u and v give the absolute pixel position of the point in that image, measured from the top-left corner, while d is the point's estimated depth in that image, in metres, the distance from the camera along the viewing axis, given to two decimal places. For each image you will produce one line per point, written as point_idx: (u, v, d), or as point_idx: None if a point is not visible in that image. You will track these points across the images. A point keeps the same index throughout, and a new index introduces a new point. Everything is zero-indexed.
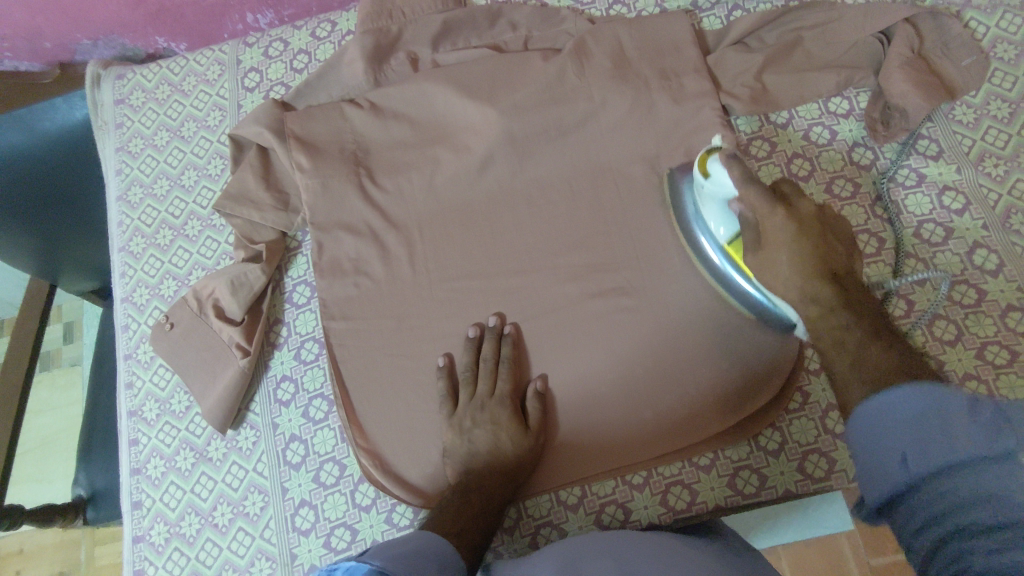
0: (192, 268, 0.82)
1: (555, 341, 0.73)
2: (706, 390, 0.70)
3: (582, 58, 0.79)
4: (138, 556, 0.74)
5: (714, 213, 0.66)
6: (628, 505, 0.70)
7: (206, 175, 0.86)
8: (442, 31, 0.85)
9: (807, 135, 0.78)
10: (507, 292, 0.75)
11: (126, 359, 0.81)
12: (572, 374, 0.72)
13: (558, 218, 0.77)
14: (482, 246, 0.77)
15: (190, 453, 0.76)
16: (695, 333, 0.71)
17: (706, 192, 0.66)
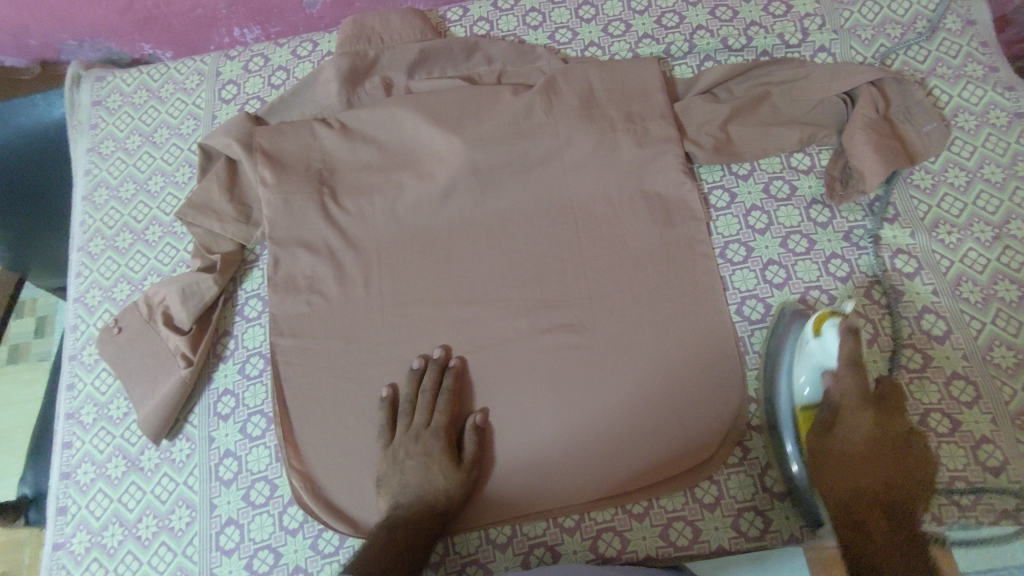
0: (147, 273, 0.82)
1: (500, 375, 0.73)
2: (646, 439, 0.69)
3: (551, 97, 0.81)
4: (56, 564, 0.72)
5: (805, 371, 0.67)
6: (557, 549, 0.69)
7: (172, 182, 0.86)
8: (418, 60, 0.86)
9: (766, 188, 0.79)
10: (457, 323, 0.75)
11: (70, 360, 0.80)
12: (514, 409, 0.71)
13: (514, 253, 0.77)
14: (437, 274, 0.77)
15: (122, 461, 0.75)
16: (641, 377, 0.70)
17: (808, 352, 0.67)
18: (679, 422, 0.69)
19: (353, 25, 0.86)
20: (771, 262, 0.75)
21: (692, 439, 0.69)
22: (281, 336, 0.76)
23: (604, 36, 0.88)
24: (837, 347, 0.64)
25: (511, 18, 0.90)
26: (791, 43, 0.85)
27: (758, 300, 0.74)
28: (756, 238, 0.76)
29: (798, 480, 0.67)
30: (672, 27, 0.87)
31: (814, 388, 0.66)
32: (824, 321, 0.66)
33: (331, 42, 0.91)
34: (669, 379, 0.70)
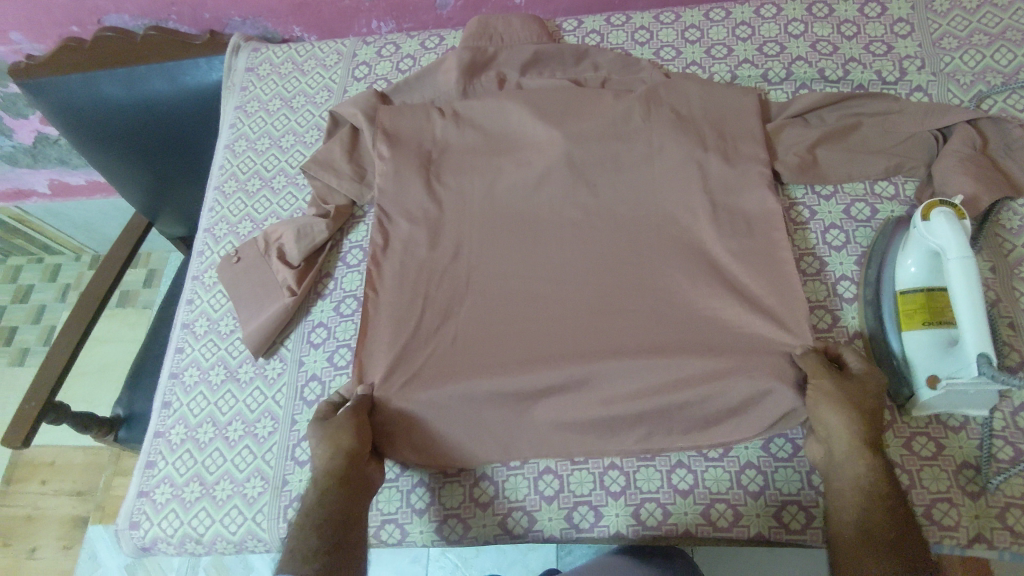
0: (268, 215, 0.93)
1: None
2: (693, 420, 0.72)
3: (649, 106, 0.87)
4: (154, 448, 0.81)
5: (913, 254, 0.69)
6: (599, 510, 0.73)
7: (302, 141, 0.98)
8: (531, 60, 0.94)
9: (847, 210, 0.81)
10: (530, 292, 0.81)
11: (193, 279, 0.91)
12: None
13: (595, 237, 0.83)
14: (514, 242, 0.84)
15: (222, 370, 0.84)
16: None
17: (915, 236, 0.69)
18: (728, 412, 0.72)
19: (478, 23, 0.96)
20: (843, 278, 0.78)
21: (740, 428, 0.71)
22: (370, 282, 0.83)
23: (705, 58, 0.94)
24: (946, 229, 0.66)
25: (621, 34, 0.99)
26: (888, 80, 0.88)
27: (827, 311, 0.76)
28: (832, 255, 0.79)
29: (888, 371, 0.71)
30: (772, 55, 0.93)
31: (919, 268, 0.69)
32: (933, 207, 0.67)
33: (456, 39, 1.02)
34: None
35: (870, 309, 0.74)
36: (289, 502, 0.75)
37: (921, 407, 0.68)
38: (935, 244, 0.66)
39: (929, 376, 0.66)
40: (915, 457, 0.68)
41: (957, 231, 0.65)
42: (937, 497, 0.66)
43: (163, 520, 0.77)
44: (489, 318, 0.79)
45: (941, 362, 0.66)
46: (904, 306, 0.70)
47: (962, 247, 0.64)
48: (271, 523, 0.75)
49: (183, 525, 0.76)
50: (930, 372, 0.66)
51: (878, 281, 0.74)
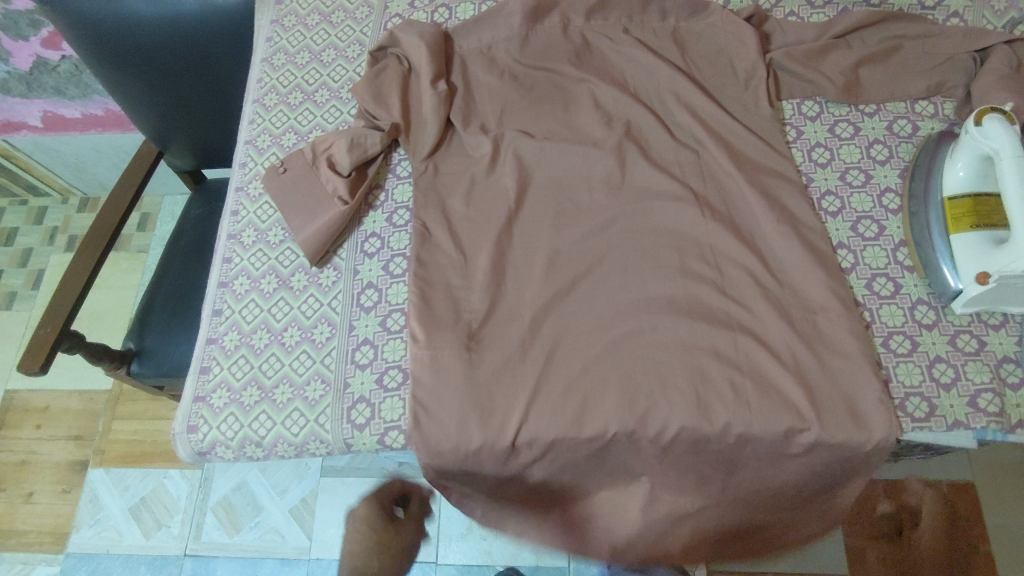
0: (313, 127, 0.92)
1: (626, 253, 0.79)
2: (759, 326, 0.74)
3: (696, 38, 0.90)
4: (207, 355, 0.80)
5: (963, 159, 0.72)
6: None
7: (343, 56, 0.97)
8: (598, 4, 0.91)
9: (890, 126, 0.84)
10: (581, 197, 0.82)
11: (237, 191, 0.90)
12: (635, 284, 0.77)
13: (664, 241, 0.79)
14: (573, 309, 0.77)
15: (274, 279, 0.83)
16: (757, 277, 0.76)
17: (967, 141, 0.72)
18: (786, 307, 0.75)
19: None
20: (887, 190, 0.81)
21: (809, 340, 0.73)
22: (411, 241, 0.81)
23: None
24: (999, 131, 0.69)
25: None
26: (927, 5, 0.90)
27: (873, 221, 0.80)
28: (876, 168, 0.82)
29: (935, 272, 0.73)
30: None
31: (969, 172, 0.72)
32: (986, 114, 0.71)
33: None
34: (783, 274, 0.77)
35: (917, 218, 0.77)
36: (352, 404, 0.75)
37: (965, 303, 0.71)
38: (991, 145, 0.69)
39: (979, 273, 0.69)
40: (959, 353, 0.72)
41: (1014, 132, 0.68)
42: (979, 389, 0.70)
43: (223, 424, 0.76)
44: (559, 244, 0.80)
45: (990, 259, 0.69)
46: (954, 210, 0.73)
47: (1017, 148, 0.67)
48: (335, 424, 0.74)
49: (243, 427, 0.75)
50: (980, 268, 0.69)
51: (923, 190, 0.77)
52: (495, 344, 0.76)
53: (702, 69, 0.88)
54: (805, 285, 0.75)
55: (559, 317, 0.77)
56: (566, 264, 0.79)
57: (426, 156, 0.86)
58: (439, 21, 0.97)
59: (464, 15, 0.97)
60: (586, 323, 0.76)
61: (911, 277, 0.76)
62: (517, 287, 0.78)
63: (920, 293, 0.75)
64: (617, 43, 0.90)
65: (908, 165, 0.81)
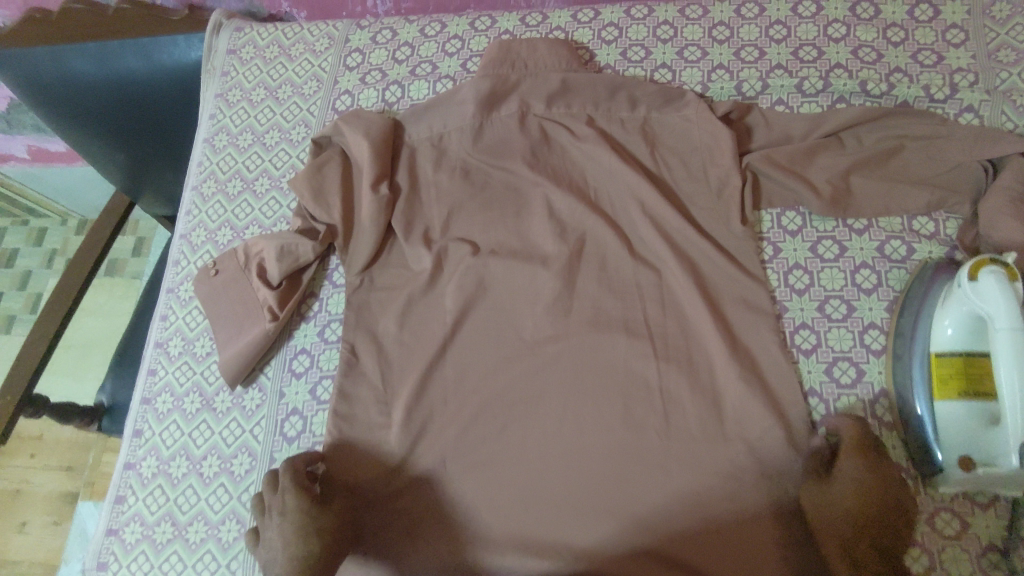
0: (250, 222, 0.86)
1: (568, 376, 0.73)
2: (709, 494, 0.66)
3: (666, 133, 0.80)
4: (124, 482, 0.76)
5: (953, 317, 0.63)
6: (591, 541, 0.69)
7: (287, 138, 0.90)
8: (559, 90, 0.82)
9: (881, 247, 0.74)
10: (526, 317, 0.75)
11: (168, 292, 0.85)
12: (575, 409, 0.71)
13: (611, 365, 0.72)
14: (507, 456, 0.70)
15: (197, 398, 0.78)
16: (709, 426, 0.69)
17: (959, 296, 0.62)
18: (741, 468, 0.67)
19: (500, 48, 0.84)
20: (872, 327, 0.71)
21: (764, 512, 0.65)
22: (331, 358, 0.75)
23: (734, 61, 0.84)
24: (994, 291, 0.59)
25: (641, 28, 0.88)
26: (937, 97, 0.78)
27: (852, 364, 0.70)
28: (861, 298, 0.72)
29: (917, 439, 0.64)
30: (808, 61, 0.82)
31: (959, 331, 0.63)
32: (982, 265, 0.61)
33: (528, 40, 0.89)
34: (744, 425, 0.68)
35: (902, 369, 0.67)
36: None
37: (949, 484, 0.62)
38: (983, 306, 0.60)
39: (962, 457, 0.61)
40: (937, 536, 0.63)
41: (1010, 297, 0.58)
42: None
43: (133, 562, 0.72)
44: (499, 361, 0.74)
45: (979, 439, 0.61)
46: (941, 373, 0.64)
47: (1014, 318, 0.58)
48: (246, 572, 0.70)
49: (153, 568, 0.72)
50: (966, 450, 0.61)
51: (910, 335, 0.67)
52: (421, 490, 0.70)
53: (672, 170, 0.79)
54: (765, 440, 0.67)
55: (492, 465, 0.70)
56: (506, 398, 0.73)
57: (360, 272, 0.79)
58: (391, 101, 0.90)
59: (417, 95, 0.89)
60: (518, 475, 0.69)
61: (887, 436, 0.67)
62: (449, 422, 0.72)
63: (899, 457, 0.66)
64: (578, 137, 0.81)
65: (899, 299, 0.71)
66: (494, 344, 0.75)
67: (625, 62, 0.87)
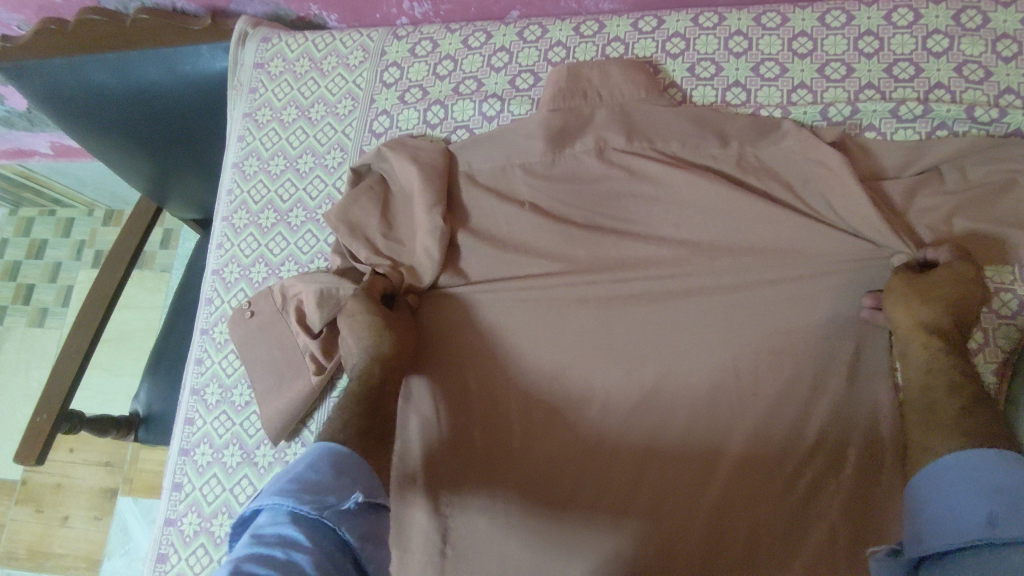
0: (285, 258, 0.80)
1: (639, 409, 0.70)
2: (788, 526, 0.65)
3: (741, 164, 0.72)
4: (166, 539, 0.73)
5: None
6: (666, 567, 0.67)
7: (321, 164, 0.84)
8: (622, 117, 0.74)
9: (989, 300, 0.66)
10: (590, 363, 0.72)
11: (202, 333, 0.80)
12: (645, 438, 0.69)
13: (680, 398, 0.69)
14: (579, 472, 0.70)
15: (237, 451, 0.74)
16: (785, 471, 0.66)
17: None
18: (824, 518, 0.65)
19: (569, 75, 0.76)
20: None
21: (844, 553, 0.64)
22: (379, 344, 0.68)
23: (817, 79, 0.75)
24: None
25: (711, 39, 0.79)
26: None
27: None
28: (962, 358, 0.65)
29: None
30: (903, 81, 0.74)
31: None
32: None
33: (584, 54, 0.81)
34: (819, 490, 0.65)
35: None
36: None
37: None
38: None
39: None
40: None
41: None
42: None
43: None
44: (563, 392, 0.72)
45: None
46: None
47: None
48: None
49: None
50: None
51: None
52: (488, 552, 0.69)
53: None
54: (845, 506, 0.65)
55: (562, 487, 0.70)
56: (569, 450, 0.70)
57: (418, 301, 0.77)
58: (432, 122, 0.82)
59: (461, 117, 0.82)
60: (589, 502, 0.69)
61: None
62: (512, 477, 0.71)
63: None
64: (642, 168, 0.73)
65: (1004, 363, 0.65)
66: (561, 383, 0.72)
67: (693, 79, 0.78)
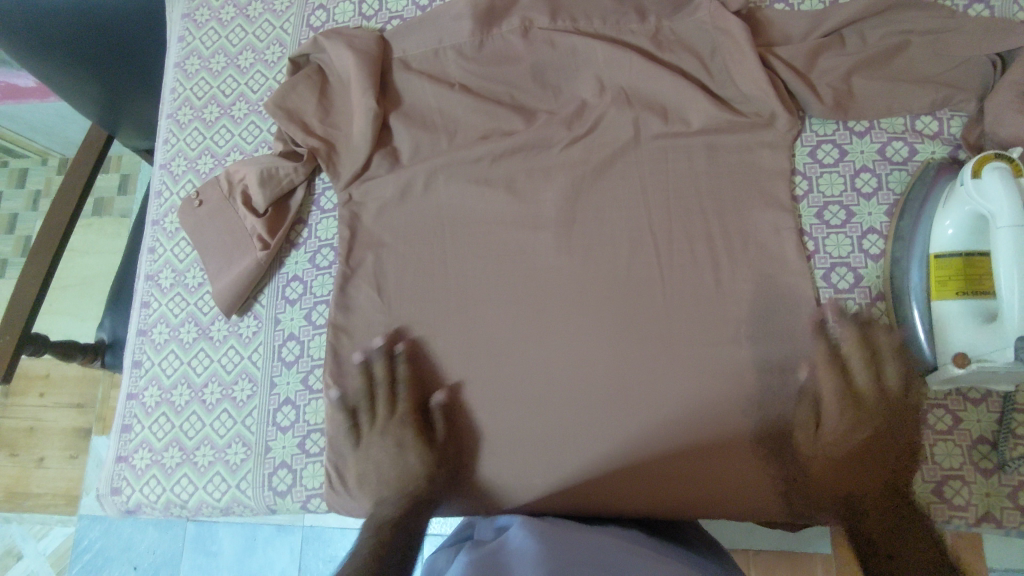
0: (230, 149, 0.83)
1: (556, 276, 0.74)
2: (694, 373, 0.69)
3: (660, 40, 0.77)
4: (129, 411, 0.77)
5: (954, 214, 0.63)
6: (580, 418, 0.69)
7: (261, 59, 0.86)
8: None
9: (882, 150, 0.72)
10: (523, 260, 0.75)
11: (153, 225, 0.84)
12: (560, 300, 0.73)
13: (596, 264, 0.73)
14: (523, 457, 0.70)
15: (193, 327, 0.78)
16: (693, 322, 0.70)
17: (961, 193, 0.62)
18: (729, 366, 0.68)
19: None
20: (871, 231, 0.71)
21: (750, 397, 0.67)
22: None
23: None
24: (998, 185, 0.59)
25: None
26: None
27: (849, 269, 0.70)
28: (860, 203, 0.72)
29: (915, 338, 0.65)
30: None
31: (959, 228, 0.63)
32: (986, 163, 0.61)
33: None
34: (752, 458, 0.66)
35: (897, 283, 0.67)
36: (273, 470, 0.72)
37: (942, 380, 0.63)
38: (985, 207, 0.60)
39: (957, 353, 0.61)
40: (930, 432, 0.65)
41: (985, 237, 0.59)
42: (948, 475, 0.64)
43: (145, 486, 0.74)
44: (486, 267, 0.75)
45: (975, 338, 0.61)
46: (941, 272, 0.63)
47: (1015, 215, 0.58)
48: (256, 491, 0.72)
49: (164, 491, 0.74)
50: (960, 348, 0.61)
51: (910, 236, 0.67)
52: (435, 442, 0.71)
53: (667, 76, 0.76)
54: (760, 462, 0.66)
55: (487, 355, 0.73)
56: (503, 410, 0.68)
57: (350, 183, 0.79)
58: (367, 15, 0.85)
59: (396, 7, 0.84)
60: (507, 360, 0.72)
61: None
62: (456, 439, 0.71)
63: None
64: (566, 43, 0.77)
65: (900, 204, 0.70)
66: (491, 257, 0.75)
67: None
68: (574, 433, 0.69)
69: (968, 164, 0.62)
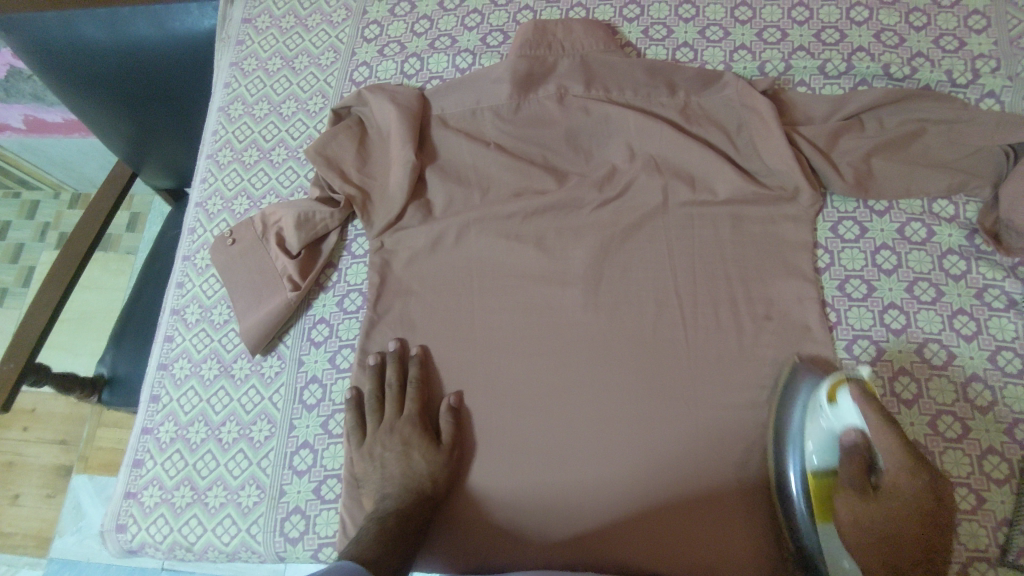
0: (266, 192, 0.85)
1: (582, 332, 0.75)
2: (714, 436, 0.69)
3: (688, 113, 0.81)
4: (142, 446, 0.76)
5: (816, 439, 0.66)
6: (598, 475, 0.69)
7: (304, 109, 0.89)
8: (582, 68, 0.82)
9: (902, 229, 0.76)
10: (552, 314, 0.76)
11: (184, 260, 0.85)
12: (585, 356, 0.73)
13: (622, 323, 0.74)
14: (537, 511, 0.69)
15: (215, 364, 0.78)
16: (719, 387, 0.71)
17: (820, 417, 0.66)
18: (754, 432, 0.69)
19: (536, 29, 0.83)
20: (892, 306, 0.73)
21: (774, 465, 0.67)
22: None
23: (756, 42, 0.85)
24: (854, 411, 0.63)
25: (663, 7, 0.88)
26: (958, 82, 0.79)
27: (871, 342, 0.72)
28: (881, 278, 0.74)
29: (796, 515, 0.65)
30: (830, 44, 0.83)
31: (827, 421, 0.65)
32: (838, 387, 0.65)
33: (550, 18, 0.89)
34: (765, 523, 0.66)
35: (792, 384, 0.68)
36: (286, 515, 0.71)
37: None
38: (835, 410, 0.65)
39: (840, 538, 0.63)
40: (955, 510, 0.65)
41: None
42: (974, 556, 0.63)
43: (152, 525, 0.72)
44: (514, 319, 0.76)
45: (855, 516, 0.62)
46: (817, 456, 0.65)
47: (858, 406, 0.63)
48: (266, 536, 0.70)
49: (172, 531, 0.72)
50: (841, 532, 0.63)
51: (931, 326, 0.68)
52: (459, 493, 0.70)
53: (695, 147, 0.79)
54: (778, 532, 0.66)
55: (510, 406, 0.73)
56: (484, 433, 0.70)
57: (383, 231, 0.80)
58: (409, 74, 0.89)
59: (437, 68, 0.89)
60: (530, 412, 0.72)
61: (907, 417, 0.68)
62: (480, 494, 0.70)
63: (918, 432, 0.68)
64: (600, 111, 0.81)
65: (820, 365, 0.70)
66: (519, 309, 0.76)
67: (647, 40, 0.87)
68: (591, 490, 0.69)
69: (822, 388, 0.66)
